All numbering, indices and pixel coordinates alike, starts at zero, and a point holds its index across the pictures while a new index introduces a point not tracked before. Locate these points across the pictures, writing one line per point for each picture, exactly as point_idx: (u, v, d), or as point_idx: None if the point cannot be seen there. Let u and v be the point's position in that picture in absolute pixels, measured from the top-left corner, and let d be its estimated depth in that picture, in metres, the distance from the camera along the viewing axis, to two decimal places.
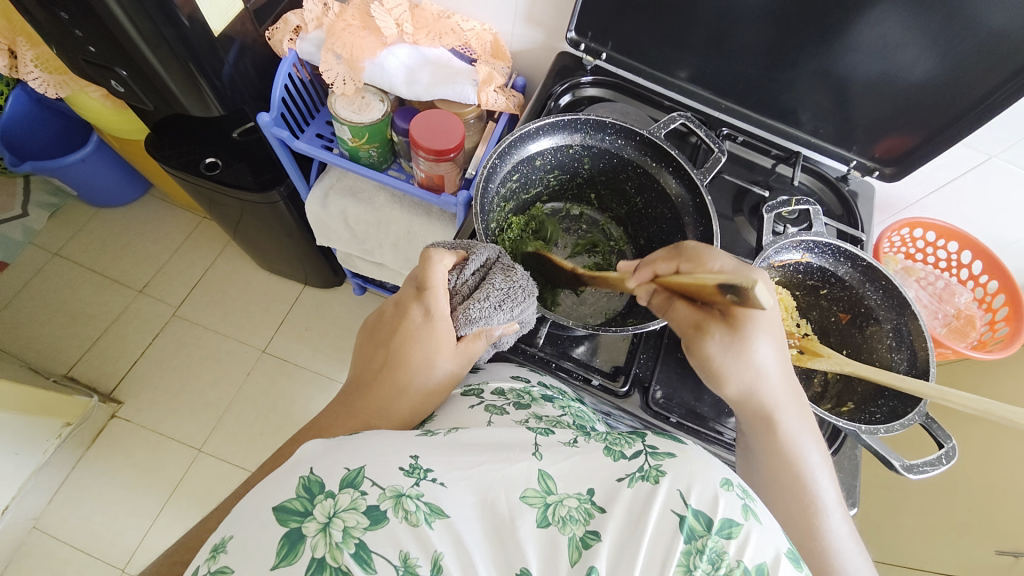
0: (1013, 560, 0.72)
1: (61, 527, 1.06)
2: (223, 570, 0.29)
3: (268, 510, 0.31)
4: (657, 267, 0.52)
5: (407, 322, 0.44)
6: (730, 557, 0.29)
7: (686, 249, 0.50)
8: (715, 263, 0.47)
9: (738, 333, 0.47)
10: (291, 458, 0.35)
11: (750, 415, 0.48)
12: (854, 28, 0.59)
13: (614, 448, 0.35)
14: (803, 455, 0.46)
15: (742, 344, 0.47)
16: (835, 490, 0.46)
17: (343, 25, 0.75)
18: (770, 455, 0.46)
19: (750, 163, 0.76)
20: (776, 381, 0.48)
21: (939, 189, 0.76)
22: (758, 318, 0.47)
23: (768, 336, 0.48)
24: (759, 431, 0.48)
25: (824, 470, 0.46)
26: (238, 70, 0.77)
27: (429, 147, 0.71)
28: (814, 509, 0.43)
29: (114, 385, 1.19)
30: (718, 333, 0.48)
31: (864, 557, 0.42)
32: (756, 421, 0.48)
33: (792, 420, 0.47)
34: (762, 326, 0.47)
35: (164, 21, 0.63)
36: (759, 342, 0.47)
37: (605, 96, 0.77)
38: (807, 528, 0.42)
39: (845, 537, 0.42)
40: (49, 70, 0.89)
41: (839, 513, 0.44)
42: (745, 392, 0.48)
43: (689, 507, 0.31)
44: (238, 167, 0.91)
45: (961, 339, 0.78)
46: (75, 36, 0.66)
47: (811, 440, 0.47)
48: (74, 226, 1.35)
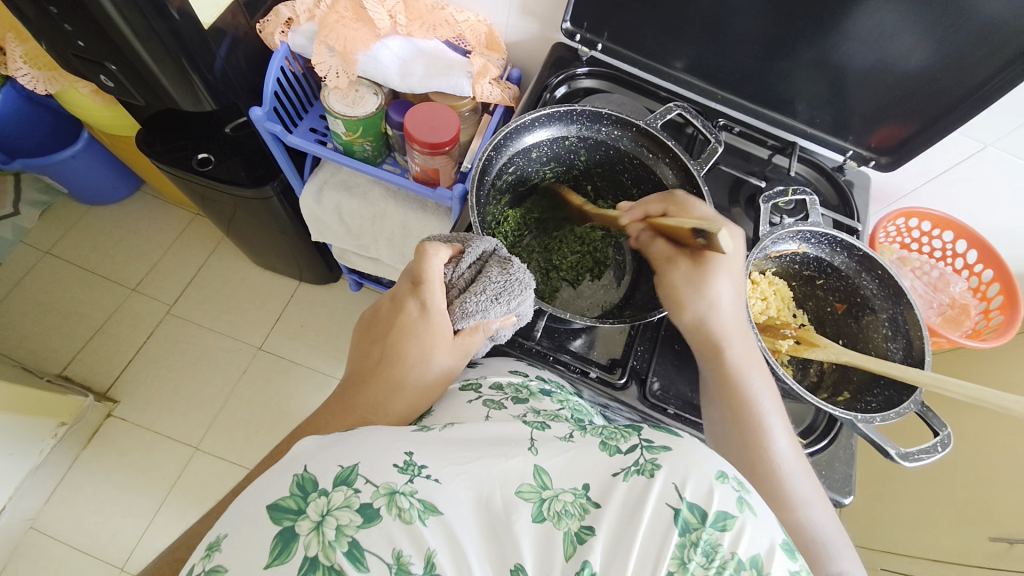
0: (1004, 546, 0.73)
1: (58, 526, 1.05)
2: (217, 569, 0.29)
3: (263, 508, 0.31)
4: (650, 207, 0.55)
5: (404, 316, 0.44)
6: (724, 549, 0.30)
7: (676, 195, 0.53)
8: (696, 208, 0.51)
9: (705, 268, 0.50)
10: (287, 455, 0.35)
11: (702, 347, 0.50)
12: (849, 17, 0.58)
13: (610, 442, 0.35)
14: (750, 383, 0.48)
15: (704, 279, 0.50)
16: (783, 420, 0.47)
17: (335, 17, 0.74)
18: (719, 381, 0.48)
19: (747, 154, 0.75)
20: (731, 314, 0.50)
21: (934, 179, 0.76)
22: (722, 259, 0.50)
23: (728, 273, 0.50)
24: (710, 364, 0.50)
25: (772, 399, 0.48)
26: (229, 63, 0.76)
27: (424, 140, 0.71)
28: (759, 433, 0.45)
29: (110, 384, 1.19)
30: (686, 265, 0.51)
31: (814, 480, 0.44)
32: (709, 354, 0.50)
33: (742, 352, 0.49)
34: (725, 267, 0.50)
35: (152, 14, 0.62)
36: (719, 279, 0.50)
37: (601, 87, 0.77)
38: (753, 452, 0.44)
39: (790, 460, 0.44)
40: (39, 66, 0.87)
41: (786, 438, 0.46)
42: (700, 321, 0.50)
43: (684, 500, 0.31)
44: (231, 163, 0.90)
45: (956, 328, 0.80)
46: (63, 30, 0.65)
47: (760, 372, 0.49)
48: (66, 224, 1.33)
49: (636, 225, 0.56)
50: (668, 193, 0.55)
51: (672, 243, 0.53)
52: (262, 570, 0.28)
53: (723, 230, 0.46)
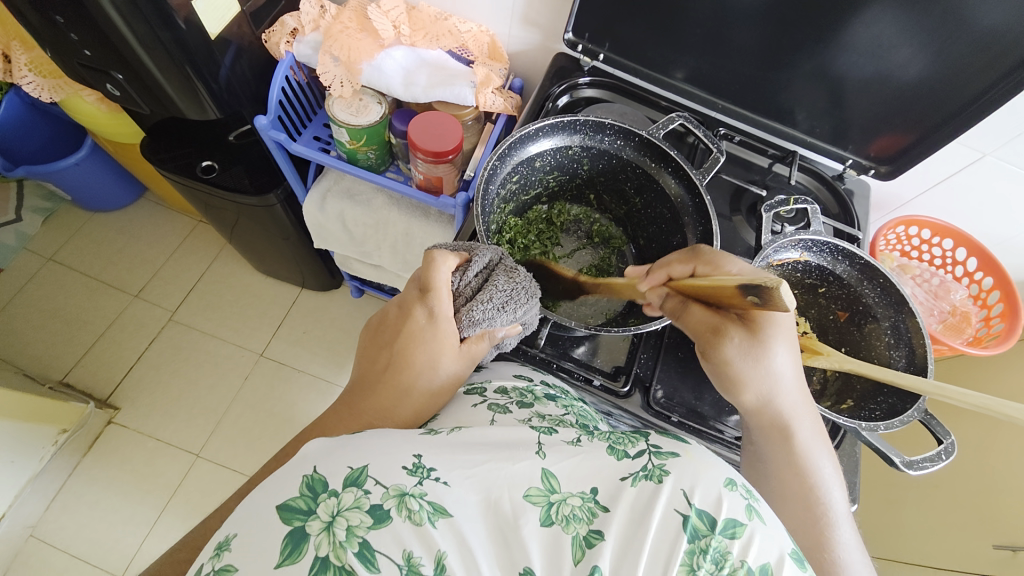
0: (1011, 555, 0.72)
1: (59, 534, 1.05)
2: (226, 568, 0.29)
3: (273, 508, 0.31)
4: (673, 269, 0.52)
5: (411, 323, 0.44)
6: (733, 557, 0.30)
7: (703, 252, 0.51)
8: (729, 268, 0.48)
9: (758, 337, 0.47)
10: (297, 454, 0.35)
11: (768, 426, 0.48)
12: (847, 28, 0.59)
13: (618, 447, 0.35)
14: (817, 467, 0.46)
15: (760, 350, 0.47)
16: (845, 505, 0.46)
17: (340, 27, 0.75)
18: (783, 463, 0.47)
19: (747, 163, 0.76)
20: (792, 393, 0.48)
21: (933, 188, 0.77)
22: (772, 325, 0.46)
23: (786, 342, 0.47)
24: (772, 443, 0.48)
25: (836, 484, 0.47)
26: (235, 72, 0.77)
27: (428, 148, 0.71)
28: (825, 522, 0.44)
29: (110, 391, 1.18)
30: (737, 334, 0.47)
31: (875, 574, 0.43)
32: (772, 434, 0.48)
33: (806, 434, 0.48)
34: (778, 333, 0.47)
35: (160, 24, 0.62)
36: (780, 349, 0.47)
37: (602, 96, 0.77)
38: (817, 541, 0.43)
39: (854, 552, 0.43)
40: (44, 74, 0.89)
41: (849, 528, 0.45)
42: (764, 401, 0.47)
43: (692, 507, 0.31)
44: (234, 171, 0.90)
45: (957, 335, 0.79)
46: (70, 40, 0.66)
47: (823, 454, 0.48)
48: (68, 232, 1.34)
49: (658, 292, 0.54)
50: (693, 248, 0.52)
51: (712, 308, 0.49)
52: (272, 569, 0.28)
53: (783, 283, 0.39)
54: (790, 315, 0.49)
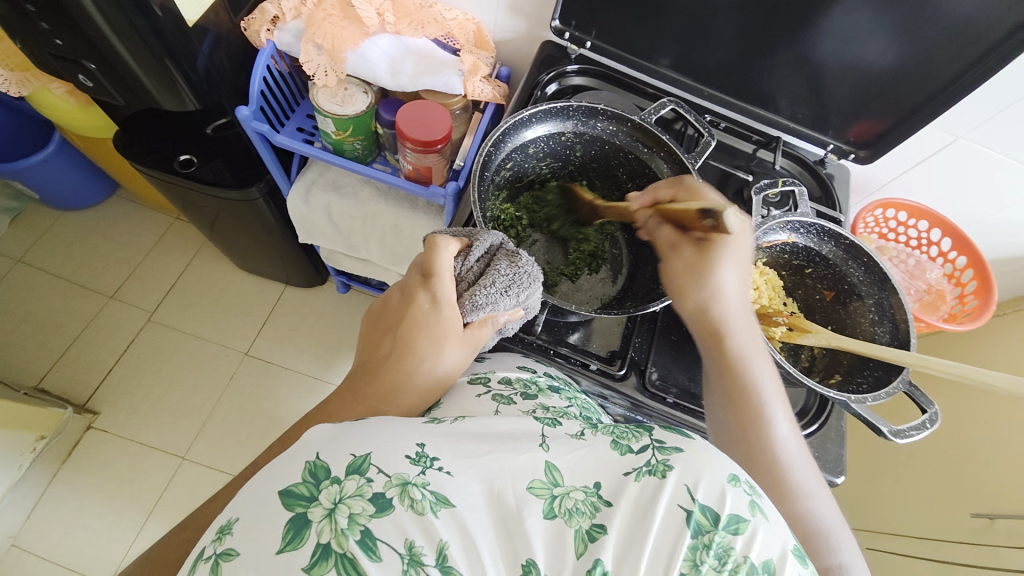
0: (987, 523, 0.76)
1: (42, 543, 1.02)
2: (228, 552, 0.29)
3: (275, 494, 0.30)
4: (659, 194, 0.56)
5: (414, 308, 0.44)
6: (737, 553, 0.30)
7: (685, 181, 0.55)
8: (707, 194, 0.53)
9: (709, 253, 0.51)
10: (298, 441, 0.35)
11: (704, 334, 0.51)
12: (826, 16, 0.61)
13: (621, 442, 0.36)
14: (752, 370, 0.49)
15: (709, 265, 0.51)
16: (784, 405, 0.48)
17: (322, 15, 0.73)
18: (720, 368, 0.49)
19: (733, 150, 0.77)
20: (733, 305, 0.51)
21: (910, 171, 0.79)
22: (726, 245, 0.51)
23: (733, 259, 0.51)
24: (710, 353, 0.51)
25: (774, 387, 0.49)
26: (212, 61, 0.74)
27: (416, 138, 0.71)
28: (759, 420, 0.46)
29: (89, 396, 1.14)
30: (691, 251, 0.52)
31: (812, 466, 0.45)
32: (710, 343, 0.51)
33: (744, 340, 0.50)
34: (731, 254, 0.51)
35: (132, 11, 0.60)
36: (726, 266, 0.51)
37: (590, 84, 0.77)
38: (750, 435, 0.45)
39: (793, 449, 0.45)
40: (12, 67, 0.82)
41: (787, 424, 0.46)
42: (702, 308, 0.51)
43: (696, 502, 0.31)
44: (214, 164, 0.88)
45: (934, 313, 0.83)
46: (38, 29, 0.63)
47: (763, 360, 0.50)
48: (38, 231, 1.28)
49: (643, 211, 0.57)
50: (679, 178, 0.56)
51: (678, 228, 0.54)
52: (274, 555, 0.28)
53: (730, 208, 0.49)
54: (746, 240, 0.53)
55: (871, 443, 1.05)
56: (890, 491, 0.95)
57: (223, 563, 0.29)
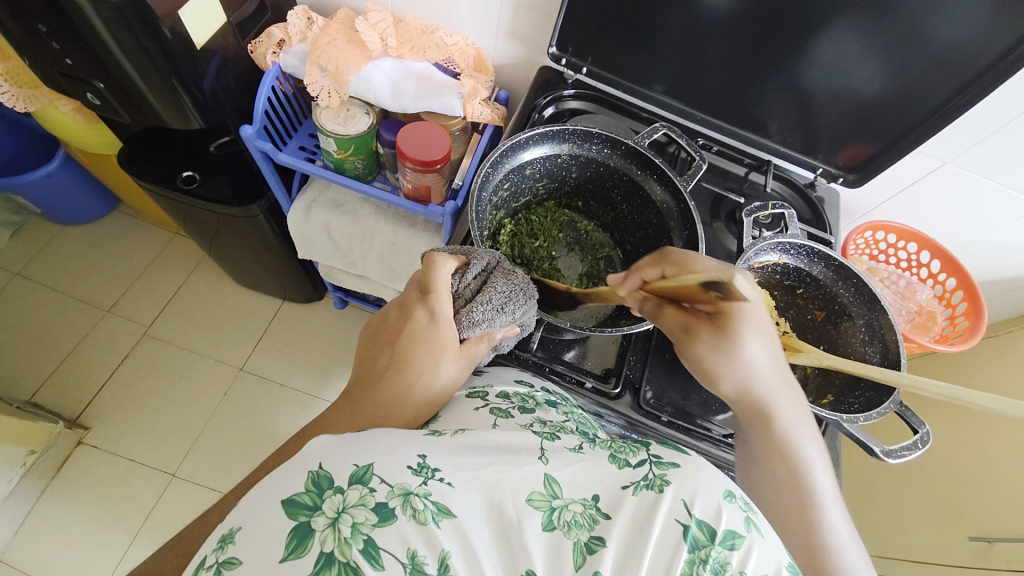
0: (986, 546, 0.76)
1: (26, 561, 0.99)
2: (231, 561, 0.29)
3: (277, 502, 0.30)
4: (645, 273, 0.54)
5: (412, 324, 0.45)
6: (733, 567, 0.30)
7: (670, 254, 0.53)
8: (698, 263, 0.50)
9: (725, 331, 0.49)
10: (299, 452, 0.35)
11: (746, 412, 0.49)
12: (814, 46, 0.63)
13: (619, 456, 0.36)
14: (801, 450, 0.46)
15: (730, 342, 0.49)
16: (837, 491, 0.45)
17: (327, 39, 0.76)
18: (765, 448, 0.47)
19: (725, 172, 0.79)
20: (769, 379, 0.49)
21: (897, 195, 0.82)
22: (744, 316, 0.49)
23: (755, 332, 0.49)
24: (755, 431, 0.48)
25: (825, 469, 0.46)
26: (219, 81, 0.76)
27: (417, 157, 0.72)
28: (813, 505, 0.42)
29: (81, 411, 1.13)
30: (706, 332, 0.50)
31: (870, 562, 0.40)
32: (754, 420, 0.48)
33: (787, 415, 0.48)
34: (750, 326, 0.49)
35: (144, 33, 0.62)
36: (746, 338, 0.49)
37: (587, 108, 0.80)
38: (803, 522, 0.41)
39: (850, 537, 0.41)
40: (20, 84, 0.85)
41: (841, 511, 0.43)
42: (739, 389, 0.49)
43: (693, 517, 0.31)
44: (217, 181, 0.89)
45: (926, 334, 0.83)
46: (50, 47, 0.65)
47: (812, 441, 0.48)
48: (38, 245, 1.29)
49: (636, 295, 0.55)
50: (661, 251, 0.55)
51: (682, 309, 0.52)
52: (277, 564, 0.28)
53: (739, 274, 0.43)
54: (761, 308, 0.51)
55: (866, 464, 1.05)
56: (887, 513, 0.94)
57: (225, 571, 0.29)
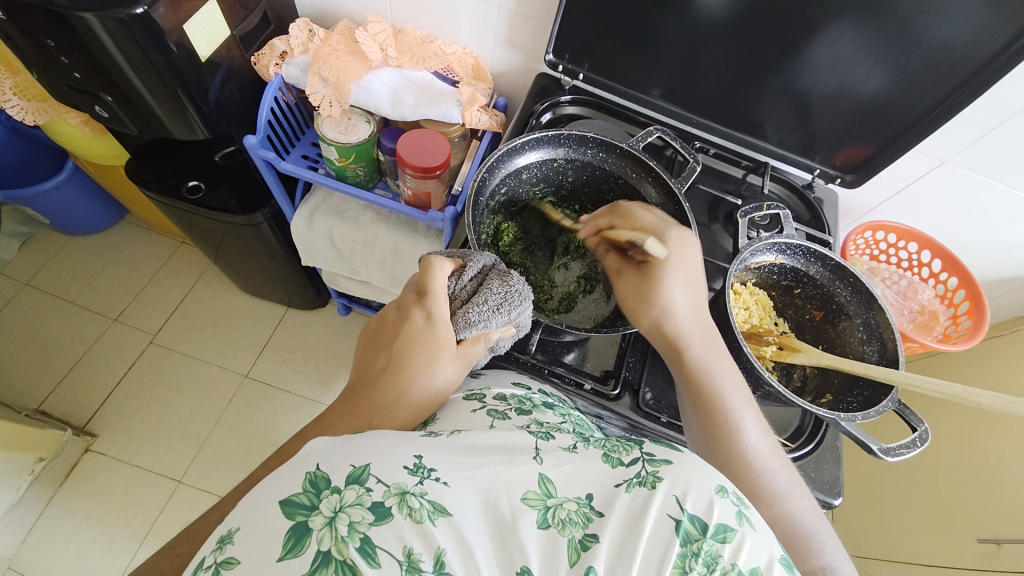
0: (995, 548, 0.75)
1: (34, 567, 1.00)
2: (230, 561, 0.29)
3: (276, 503, 0.31)
4: (599, 224, 0.60)
5: (409, 325, 0.45)
6: (725, 560, 0.30)
7: (620, 209, 0.59)
8: (640, 218, 0.56)
9: (651, 277, 0.53)
10: (299, 453, 0.36)
11: (667, 348, 0.52)
12: (809, 48, 0.64)
13: (612, 454, 0.36)
14: (715, 381, 0.50)
15: (653, 286, 0.53)
16: (755, 415, 0.49)
17: (328, 50, 0.78)
18: (687, 383, 0.50)
19: (722, 175, 0.80)
20: (686, 318, 0.52)
21: (897, 195, 0.82)
22: (665, 263, 0.53)
23: (679, 276, 0.53)
24: (676, 366, 0.52)
25: (743, 398, 0.50)
26: (224, 93, 0.78)
27: (416, 165, 0.73)
28: (731, 432, 0.47)
29: (88, 418, 1.15)
30: (631, 277, 0.55)
31: (788, 470, 0.46)
32: (673, 355, 0.52)
33: (702, 350, 0.51)
34: (672, 272, 0.53)
35: (151, 47, 0.64)
36: (670, 284, 0.52)
37: (584, 113, 0.81)
38: (723, 447, 0.46)
39: (764, 454, 0.46)
40: (29, 97, 0.88)
41: (758, 433, 0.47)
42: (658, 326, 0.52)
43: (685, 512, 0.32)
44: (221, 190, 0.91)
45: (928, 333, 0.84)
46: (59, 63, 0.67)
47: (725, 369, 0.51)
48: (46, 255, 1.31)
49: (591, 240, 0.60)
50: (614, 205, 0.60)
51: (621, 254, 0.57)
52: (275, 563, 0.28)
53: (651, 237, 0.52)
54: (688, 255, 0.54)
55: (871, 467, 1.04)
56: (894, 516, 0.93)
57: (224, 572, 0.29)
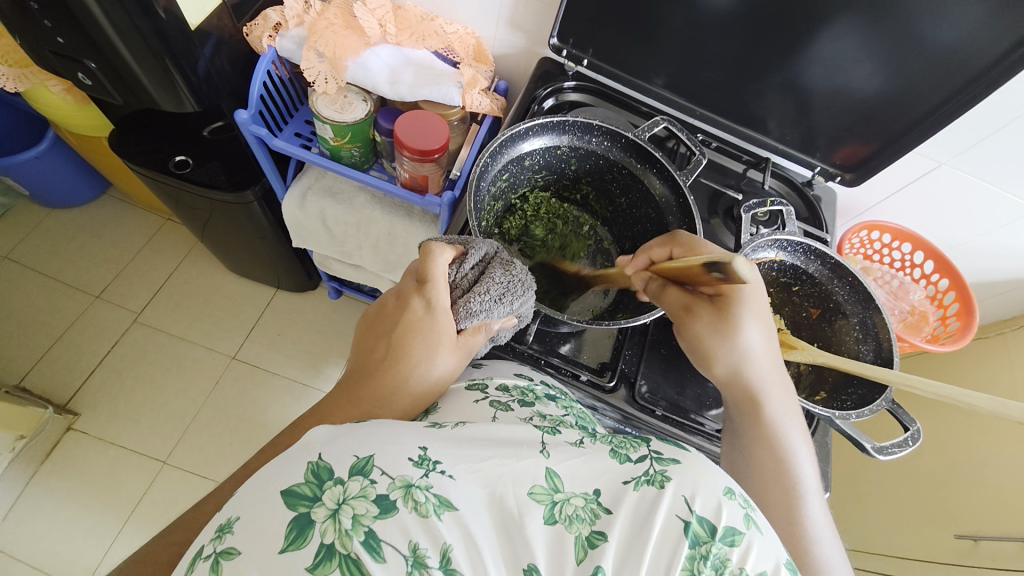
0: (971, 544, 0.77)
1: (13, 547, 0.98)
2: (229, 551, 0.29)
3: (275, 493, 0.30)
4: (654, 253, 0.55)
5: (409, 314, 0.44)
6: (733, 564, 0.30)
7: (679, 237, 0.54)
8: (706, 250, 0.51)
9: (726, 316, 0.49)
10: (298, 441, 0.35)
11: (738, 398, 0.50)
12: (814, 43, 0.63)
13: (620, 450, 0.36)
14: (787, 439, 0.48)
15: (729, 325, 0.49)
16: (816, 481, 0.47)
17: (325, 24, 0.75)
18: (754, 437, 0.48)
19: (723, 168, 0.79)
20: (762, 365, 0.50)
21: (895, 195, 0.82)
22: (744, 302, 0.49)
23: (757, 318, 0.50)
24: (744, 416, 0.49)
25: (807, 458, 0.48)
26: (213, 65, 0.74)
27: (414, 146, 0.71)
28: (794, 495, 0.45)
29: (70, 397, 1.12)
30: (706, 315, 0.50)
31: (839, 541, 0.44)
32: (744, 405, 0.49)
33: (776, 403, 0.49)
34: (751, 311, 0.49)
35: (138, 12, 0.60)
36: (749, 324, 0.49)
37: (586, 101, 0.79)
38: (784, 512, 0.44)
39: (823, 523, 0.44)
40: (10, 62, 0.83)
41: (818, 499, 0.45)
42: (732, 373, 0.50)
43: (694, 513, 0.31)
44: (210, 166, 0.88)
45: (917, 333, 0.84)
46: (40, 25, 0.63)
47: (795, 427, 0.49)
48: (25, 228, 1.27)
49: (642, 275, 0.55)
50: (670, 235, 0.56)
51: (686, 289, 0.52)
52: (275, 555, 0.28)
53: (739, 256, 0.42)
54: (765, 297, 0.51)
55: (856, 463, 1.06)
56: (876, 511, 0.95)
57: (222, 562, 0.28)
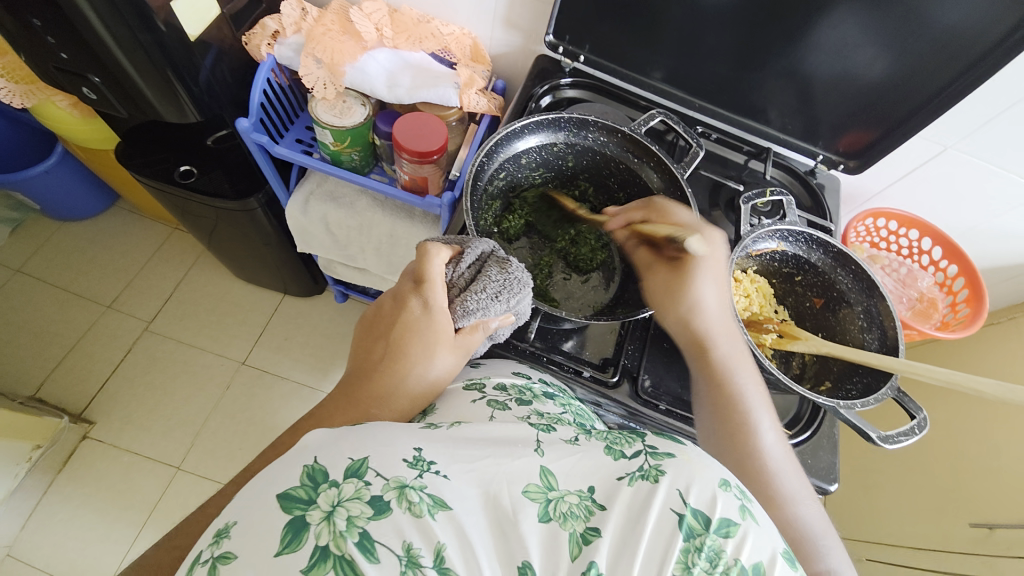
0: (986, 533, 0.76)
1: (33, 553, 1.01)
2: (227, 555, 0.29)
3: (273, 497, 0.31)
4: (630, 216, 0.60)
5: (406, 314, 0.45)
6: (727, 555, 0.30)
7: (653, 204, 0.59)
8: (676, 214, 0.56)
9: (682, 274, 0.55)
10: (295, 446, 0.35)
11: (693, 348, 0.53)
12: (815, 29, 0.62)
13: (614, 447, 0.36)
14: (740, 381, 0.51)
15: (684, 282, 0.54)
16: (773, 420, 0.49)
17: (322, 30, 0.76)
18: (708, 382, 0.51)
19: (724, 160, 0.78)
20: (715, 316, 0.54)
21: (900, 181, 0.81)
22: (700, 260, 0.54)
23: (711, 274, 0.55)
24: (698, 363, 0.53)
25: (763, 398, 0.51)
26: (214, 75, 0.76)
27: (412, 149, 0.72)
28: (746, 432, 0.47)
29: (85, 405, 1.14)
30: (665, 272, 0.56)
31: (801, 477, 0.46)
32: (698, 352, 0.53)
33: (728, 349, 0.52)
34: (706, 268, 0.54)
35: (137, 25, 0.61)
36: (701, 280, 0.54)
37: (584, 97, 0.79)
38: (738, 446, 0.46)
39: (778, 457, 0.46)
40: (15, 79, 0.85)
41: (774, 435, 0.48)
42: (689, 322, 0.54)
43: (688, 506, 0.32)
44: (214, 175, 0.89)
45: (926, 321, 0.83)
46: (44, 43, 0.64)
47: (748, 369, 0.52)
48: (38, 241, 1.30)
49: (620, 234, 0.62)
50: (647, 199, 0.60)
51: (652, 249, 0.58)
52: (272, 558, 0.28)
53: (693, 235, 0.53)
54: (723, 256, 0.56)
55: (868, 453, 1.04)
56: (889, 502, 0.94)
57: (220, 566, 0.29)
